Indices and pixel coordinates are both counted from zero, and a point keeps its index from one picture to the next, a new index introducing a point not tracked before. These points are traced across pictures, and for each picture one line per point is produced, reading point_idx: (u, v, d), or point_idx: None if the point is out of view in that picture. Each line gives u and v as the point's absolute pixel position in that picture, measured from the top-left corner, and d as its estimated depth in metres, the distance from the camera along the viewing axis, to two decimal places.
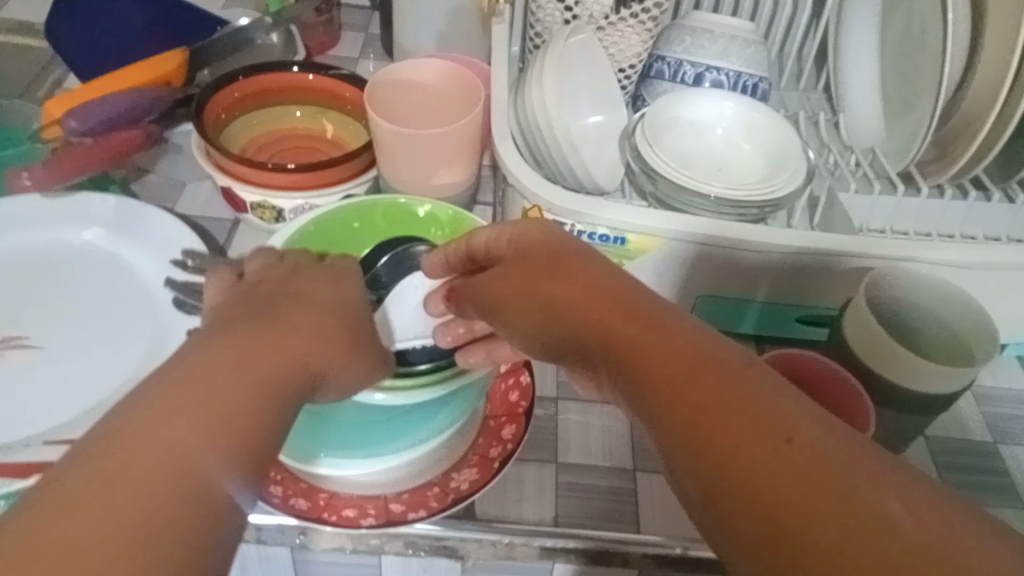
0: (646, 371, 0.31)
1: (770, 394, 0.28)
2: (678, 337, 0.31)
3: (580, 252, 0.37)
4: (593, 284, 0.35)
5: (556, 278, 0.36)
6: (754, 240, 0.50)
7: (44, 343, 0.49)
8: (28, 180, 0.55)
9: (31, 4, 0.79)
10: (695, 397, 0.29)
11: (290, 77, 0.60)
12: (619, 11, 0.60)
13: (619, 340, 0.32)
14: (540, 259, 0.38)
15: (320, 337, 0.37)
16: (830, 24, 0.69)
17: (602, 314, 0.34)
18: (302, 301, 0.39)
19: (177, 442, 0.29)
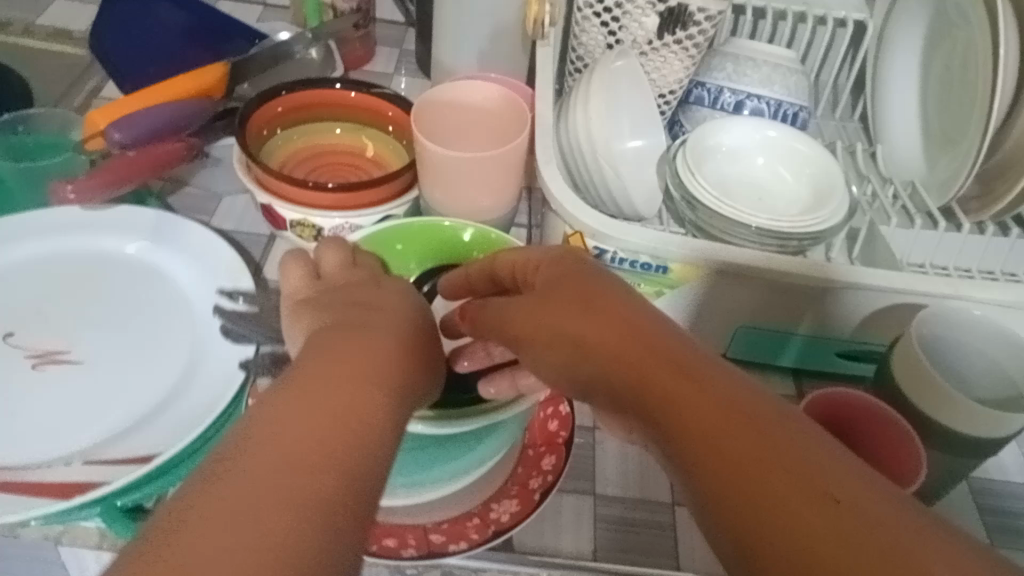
0: (667, 407, 0.30)
1: (812, 451, 0.27)
2: (702, 375, 0.31)
3: (600, 280, 0.37)
4: (613, 315, 0.35)
5: (573, 306, 0.36)
6: (802, 274, 0.49)
7: (82, 357, 0.49)
8: (73, 193, 0.54)
9: (70, 9, 0.79)
10: (718, 438, 0.28)
11: (334, 94, 0.60)
12: (662, 37, 0.59)
13: (637, 374, 0.32)
14: (558, 285, 0.38)
15: (407, 344, 0.37)
16: (869, 55, 0.69)
17: (621, 347, 0.33)
18: (386, 314, 0.40)
19: (306, 443, 0.29)
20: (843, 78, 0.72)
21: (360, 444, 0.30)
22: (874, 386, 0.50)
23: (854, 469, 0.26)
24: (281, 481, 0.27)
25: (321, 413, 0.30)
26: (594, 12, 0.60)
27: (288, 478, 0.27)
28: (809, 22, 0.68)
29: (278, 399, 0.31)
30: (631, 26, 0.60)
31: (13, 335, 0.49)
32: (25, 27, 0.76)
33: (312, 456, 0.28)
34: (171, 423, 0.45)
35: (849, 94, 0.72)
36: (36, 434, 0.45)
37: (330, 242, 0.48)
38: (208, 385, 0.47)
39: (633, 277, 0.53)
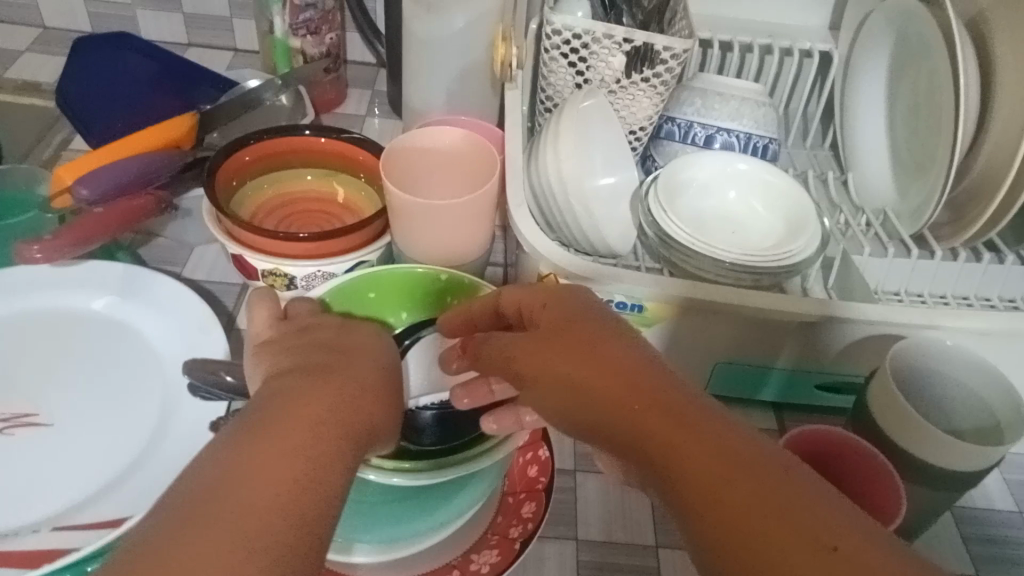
0: (664, 451, 0.30)
1: (811, 498, 0.27)
2: (699, 420, 0.30)
3: (598, 324, 0.36)
4: (608, 357, 0.34)
5: (570, 348, 0.35)
6: (779, 312, 0.49)
7: (52, 420, 0.48)
8: (39, 252, 0.52)
9: (39, 61, 0.79)
10: (715, 484, 0.28)
11: (303, 140, 0.60)
12: (630, 75, 0.60)
13: (634, 418, 0.32)
14: (558, 327, 0.36)
15: (374, 384, 0.37)
16: (836, 84, 0.70)
17: (617, 389, 0.33)
18: (352, 351, 0.39)
19: (268, 492, 0.29)
20: (812, 108, 0.73)
21: (313, 498, 0.30)
22: (853, 421, 0.50)
23: (853, 520, 0.26)
24: (232, 528, 0.28)
25: (267, 459, 0.30)
26: (561, 53, 0.60)
27: (246, 527, 0.28)
28: (775, 54, 0.69)
29: (234, 443, 0.31)
30: (599, 66, 0.59)
31: None
32: None
33: (272, 508, 0.29)
34: (140, 484, 0.44)
35: (818, 123, 0.73)
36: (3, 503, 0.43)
37: (303, 301, 0.48)
38: (179, 445, 0.46)
39: None
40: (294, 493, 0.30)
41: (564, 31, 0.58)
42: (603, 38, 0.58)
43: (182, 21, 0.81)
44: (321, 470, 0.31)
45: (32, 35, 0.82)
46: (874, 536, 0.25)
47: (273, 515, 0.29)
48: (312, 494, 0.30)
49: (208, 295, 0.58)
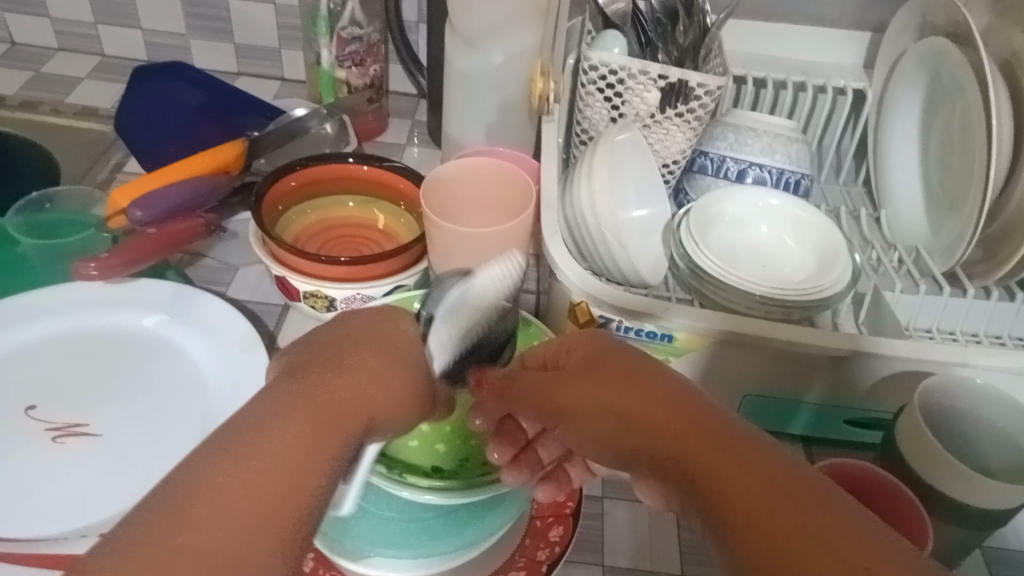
0: (695, 475, 0.31)
1: (845, 522, 0.27)
2: (726, 442, 0.31)
3: (624, 356, 0.37)
4: (635, 386, 0.35)
5: (599, 381, 0.36)
6: (804, 344, 0.50)
7: (101, 432, 0.50)
8: (95, 270, 0.56)
9: (97, 89, 0.83)
10: (744, 505, 0.29)
11: (346, 169, 0.62)
12: (664, 111, 0.61)
13: (665, 445, 0.33)
14: (586, 363, 0.38)
15: (398, 384, 0.37)
16: (869, 122, 0.71)
17: (646, 418, 0.34)
18: (384, 341, 0.38)
19: (260, 492, 0.29)
20: (845, 144, 0.73)
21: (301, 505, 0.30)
22: (882, 457, 0.50)
23: (886, 541, 0.27)
24: (218, 526, 0.28)
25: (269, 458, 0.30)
26: (598, 88, 0.62)
27: (233, 527, 0.28)
28: (809, 91, 0.70)
29: (241, 427, 0.30)
30: (633, 101, 0.61)
31: (35, 408, 0.50)
32: (53, 107, 0.79)
33: (258, 511, 0.29)
34: None
35: (851, 158, 0.73)
36: (50, 510, 0.45)
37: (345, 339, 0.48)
38: None
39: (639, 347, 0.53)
40: (284, 498, 0.30)
41: (601, 67, 0.60)
42: (639, 74, 0.59)
43: (232, 51, 0.84)
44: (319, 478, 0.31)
45: (91, 63, 0.86)
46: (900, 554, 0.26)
47: (255, 518, 0.29)
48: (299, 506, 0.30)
49: (251, 314, 0.60)
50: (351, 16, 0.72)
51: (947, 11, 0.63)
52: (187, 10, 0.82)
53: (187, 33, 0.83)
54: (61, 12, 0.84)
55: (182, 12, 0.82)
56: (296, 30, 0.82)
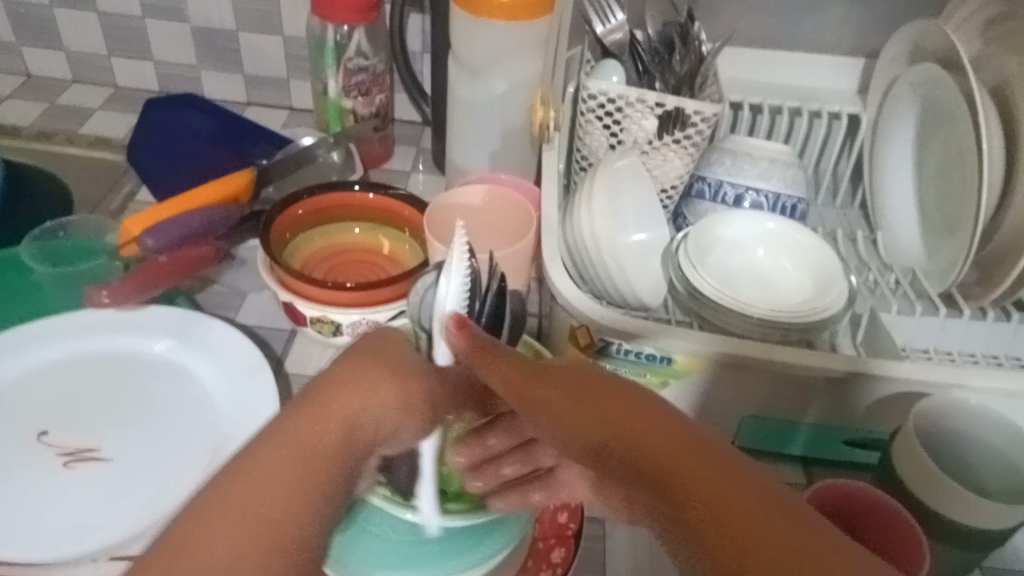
0: (664, 504, 0.26)
1: None
2: (710, 475, 0.26)
3: (558, 367, 0.33)
4: (598, 406, 0.30)
5: (561, 396, 0.32)
6: (799, 365, 0.51)
7: (111, 455, 0.51)
8: (107, 296, 0.57)
9: (110, 119, 0.85)
10: (739, 549, 0.24)
11: (352, 196, 0.64)
12: (662, 137, 0.62)
13: (632, 468, 0.28)
14: (523, 373, 0.34)
15: (401, 405, 0.37)
16: (865, 145, 0.72)
17: (624, 443, 0.29)
18: (390, 360, 0.39)
19: (254, 518, 0.29)
20: (842, 167, 0.75)
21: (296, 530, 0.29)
22: (879, 479, 0.50)
23: None
24: (205, 557, 0.28)
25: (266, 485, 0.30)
26: (596, 116, 0.63)
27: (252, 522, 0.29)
28: (805, 116, 0.72)
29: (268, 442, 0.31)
30: (632, 128, 0.62)
31: (47, 434, 0.52)
32: (68, 137, 0.82)
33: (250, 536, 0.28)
34: None
35: (849, 181, 0.75)
36: (62, 532, 0.46)
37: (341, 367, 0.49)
38: None
39: (638, 369, 0.54)
40: (272, 522, 0.29)
41: (599, 95, 0.61)
42: (636, 102, 0.61)
43: (242, 81, 0.86)
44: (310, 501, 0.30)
45: (105, 94, 0.88)
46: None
47: (248, 545, 0.28)
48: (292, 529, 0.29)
49: (259, 339, 0.62)
50: (358, 46, 0.75)
51: (937, 38, 0.64)
52: (199, 42, 0.84)
53: (198, 64, 0.86)
54: (77, 45, 0.87)
55: (194, 44, 0.84)
56: (304, 61, 0.84)
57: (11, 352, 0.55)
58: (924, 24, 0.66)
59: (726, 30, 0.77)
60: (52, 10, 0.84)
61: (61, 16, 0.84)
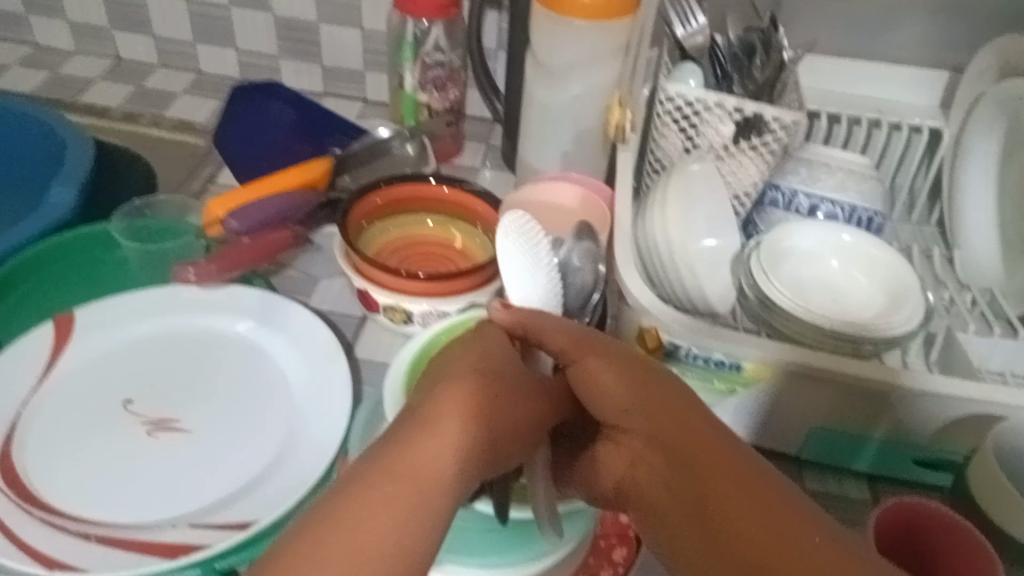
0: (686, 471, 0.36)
1: (793, 507, 0.34)
2: (722, 457, 0.36)
3: (614, 347, 0.42)
4: (647, 388, 0.39)
5: (613, 374, 0.40)
6: (872, 379, 0.50)
7: (191, 427, 0.53)
8: (193, 275, 0.60)
9: (192, 103, 0.88)
10: (751, 520, 0.34)
11: (428, 189, 0.65)
12: (738, 143, 0.62)
13: (662, 440, 0.37)
14: (580, 346, 0.42)
15: (500, 422, 0.39)
16: (945, 160, 0.71)
17: (657, 421, 0.38)
18: (476, 380, 0.40)
19: (378, 538, 0.32)
20: (920, 183, 0.73)
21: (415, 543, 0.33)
22: (953, 499, 0.50)
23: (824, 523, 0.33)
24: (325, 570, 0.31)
25: (383, 509, 0.33)
26: (673, 119, 0.63)
27: (360, 545, 0.32)
28: (884, 129, 0.71)
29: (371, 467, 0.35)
30: (707, 132, 0.62)
31: (133, 402, 0.54)
32: (153, 119, 0.85)
33: (376, 559, 0.32)
34: (265, 498, 0.49)
35: (926, 197, 0.73)
36: (149, 497, 0.48)
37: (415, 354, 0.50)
38: (303, 460, 0.51)
39: (706, 375, 0.53)
40: (393, 543, 0.32)
41: (677, 98, 0.61)
42: (715, 107, 0.61)
43: (320, 73, 0.88)
44: (430, 518, 0.34)
45: (189, 79, 0.91)
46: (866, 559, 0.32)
47: (368, 561, 0.32)
48: (414, 545, 0.33)
49: (331, 323, 0.63)
50: (435, 43, 0.76)
51: None
52: (280, 33, 0.86)
53: (279, 54, 0.88)
54: (164, 31, 0.89)
55: (276, 35, 0.87)
56: (381, 55, 0.86)
57: (103, 324, 0.58)
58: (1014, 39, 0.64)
59: (805, 38, 0.76)
60: None
61: (151, 4, 0.87)
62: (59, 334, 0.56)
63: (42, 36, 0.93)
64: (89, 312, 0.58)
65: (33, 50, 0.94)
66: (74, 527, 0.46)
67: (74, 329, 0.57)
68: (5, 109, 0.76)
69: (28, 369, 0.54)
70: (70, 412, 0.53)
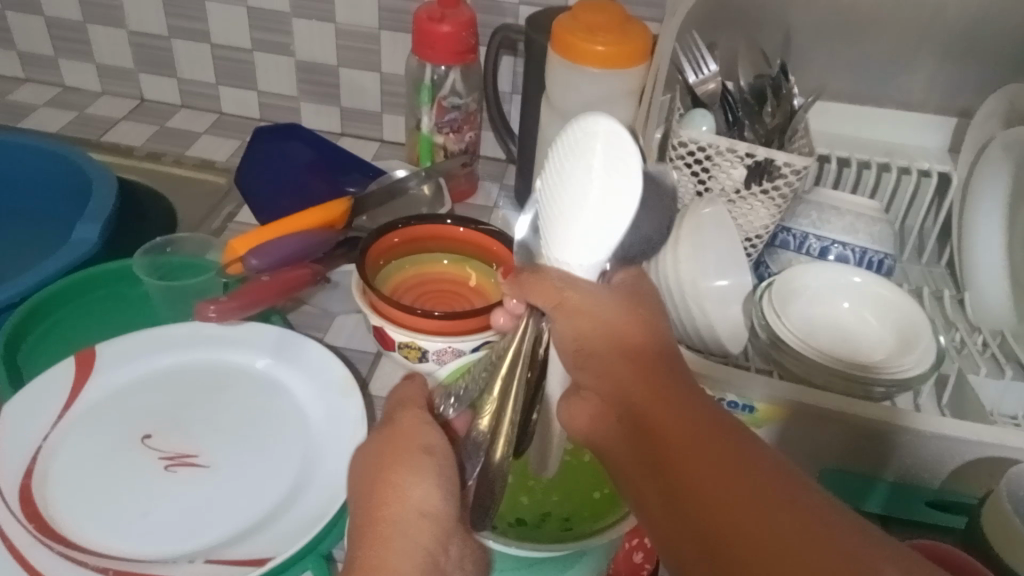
0: (662, 446, 0.32)
1: (769, 464, 0.30)
2: (707, 427, 0.32)
3: (601, 303, 0.39)
4: (640, 363, 0.36)
5: (602, 336, 0.38)
6: (870, 415, 0.51)
7: (210, 463, 0.54)
8: (214, 312, 0.61)
9: (212, 144, 0.90)
10: (725, 477, 0.30)
11: (444, 229, 0.67)
12: (749, 187, 0.63)
13: (648, 418, 0.33)
14: (568, 307, 0.39)
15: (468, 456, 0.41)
16: (954, 203, 0.72)
17: (637, 393, 0.35)
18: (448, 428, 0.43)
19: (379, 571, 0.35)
20: (928, 226, 0.74)
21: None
22: (967, 542, 0.50)
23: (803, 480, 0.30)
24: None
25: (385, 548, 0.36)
26: (685, 163, 0.64)
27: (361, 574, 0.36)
28: (893, 172, 0.72)
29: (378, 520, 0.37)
30: (720, 176, 0.63)
31: (151, 437, 0.55)
32: (175, 159, 0.87)
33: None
34: (280, 533, 0.49)
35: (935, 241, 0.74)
36: (166, 531, 0.49)
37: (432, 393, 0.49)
38: (317, 495, 0.51)
39: None
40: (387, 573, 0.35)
41: (689, 143, 0.62)
42: (727, 152, 0.62)
43: (338, 114, 0.91)
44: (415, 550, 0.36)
45: (211, 120, 0.94)
46: (865, 527, 0.28)
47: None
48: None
49: (346, 360, 0.65)
50: (451, 87, 0.78)
51: None
52: (301, 76, 0.89)
53: (300, 96, 0.90)
54: (189, 74, 0.92)
55: (297, 77, 0.89)
56: (399, 98, 0.88)
57: (124, 358, 0.59)
58: None
59: (815, 84, 0.77)
60: (170, 41, 0.90)
61: (177, 47, 0.90)
62: (80, 369, 0.57)
63: (70, 78, 0.96)
64: (110, 347, 0.59)
65: (61, 92, 0.96)
66: (91, 561, 0.46)
67: (95, 364, 0.58)
68: (33, 149, 0.78)
69: (48, 406, 0.55)
70: (90, 447, 0.54)
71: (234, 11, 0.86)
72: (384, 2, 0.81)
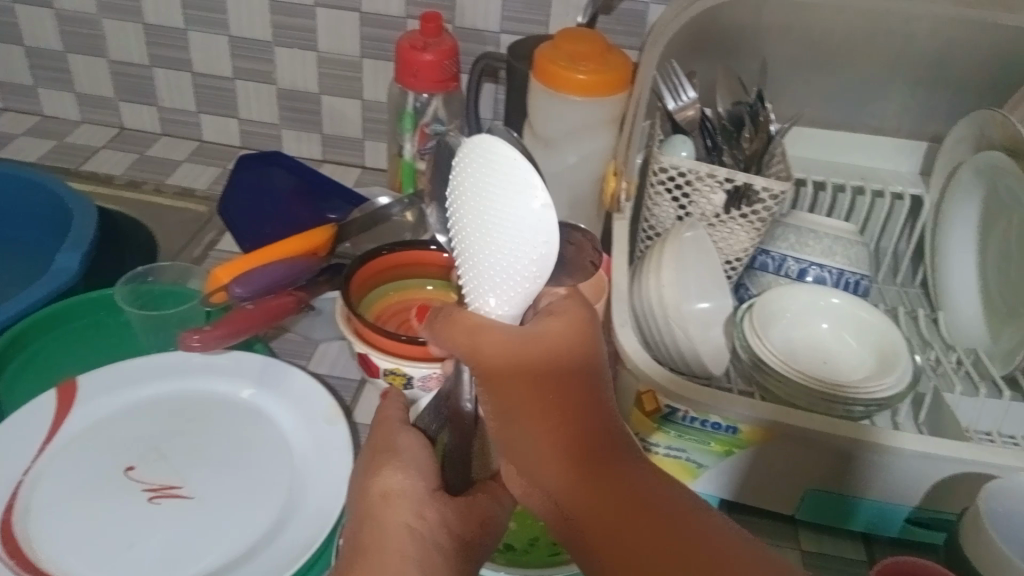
0: (620, 523, 0.34)
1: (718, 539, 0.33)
2: (655, 497, 0.34)
3: (543, 350, 0.36)
4: (575, 411, 0.36)
5: (545, 388, 0.36)
6: (843, 435, 0.51)
7: (194, 493, 0.53)
8: (197, 341, 0.60)
9: (193, 171, 0.90)
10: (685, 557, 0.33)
11: (428, 255, 0.67)
12: (729, 211, 0.64)
13: (580, 483, 0.35)
14: (505, 354, 0.36)
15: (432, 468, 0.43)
16: (928, 225, 0.74)
17: (589, 462, 0.35)
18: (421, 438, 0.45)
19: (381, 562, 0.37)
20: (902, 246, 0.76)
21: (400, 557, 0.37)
22: (947, 563, 0.51)
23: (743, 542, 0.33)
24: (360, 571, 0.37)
25: (380, 534, 0.39)
26: (665, 188, 0.65)
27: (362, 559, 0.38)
28: (866, 195, 0.74)
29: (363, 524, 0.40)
30: (699, 201, 0.64)
31: (134, 469, 0.54)
32: (155, 186, 0.87)
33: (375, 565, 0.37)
34: (268, 563, 0.48)
35: (909, 262, 0.76)
36: (151, 564, 0.48)
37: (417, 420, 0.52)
38: (306, 522, 0.51)
39: (702, 437, 0.54)
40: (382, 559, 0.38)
41: (670, 169, 0.63)
42: (707, 177, 0.63)
43: (320, 140, 0.91)
44: (408, 537, 0.38)
45: (192, 147, 0.94)
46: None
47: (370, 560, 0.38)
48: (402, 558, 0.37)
49: (330, 387, 0.65)
50: (434, 114, 0.79)
51: (1001, 128, 0.65)
52: (283, 103, 0.89)
53: (281, 123, 0.91)
54: (170, 103, 0.92)
55: (279, 105, 0.89)
56: (381, 124, 0.89)
57: (108, 390, 0.58)
58: (988, 114, 0.67)
59: (790, 111, 0.79)
60: (152, 70, 0.90)
61: (158, 76, 0.90)
62: (63, 401, 0.57)
63: (49, 106, 0.96)
64: (94, 379, 0.58)
65: (40, 120, 0.96)
66: None
67: (77, 395, 0.57)
68: (10, 179, 0.77)
69: (30, 440, 0.54)
70: (74, 478, 0.53)
71: (216, 40, 0.86)
72: (366, 31, 0.82)
